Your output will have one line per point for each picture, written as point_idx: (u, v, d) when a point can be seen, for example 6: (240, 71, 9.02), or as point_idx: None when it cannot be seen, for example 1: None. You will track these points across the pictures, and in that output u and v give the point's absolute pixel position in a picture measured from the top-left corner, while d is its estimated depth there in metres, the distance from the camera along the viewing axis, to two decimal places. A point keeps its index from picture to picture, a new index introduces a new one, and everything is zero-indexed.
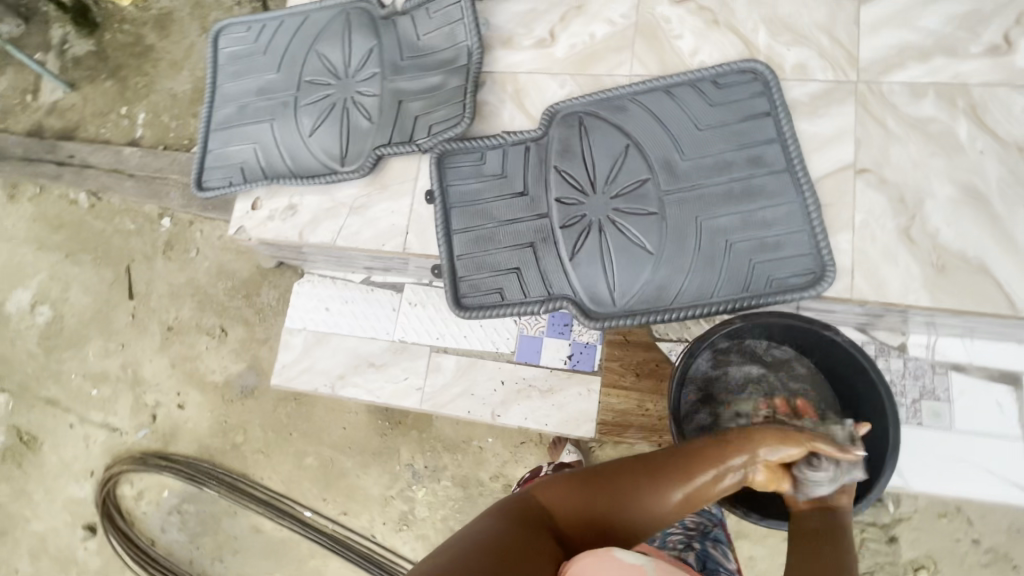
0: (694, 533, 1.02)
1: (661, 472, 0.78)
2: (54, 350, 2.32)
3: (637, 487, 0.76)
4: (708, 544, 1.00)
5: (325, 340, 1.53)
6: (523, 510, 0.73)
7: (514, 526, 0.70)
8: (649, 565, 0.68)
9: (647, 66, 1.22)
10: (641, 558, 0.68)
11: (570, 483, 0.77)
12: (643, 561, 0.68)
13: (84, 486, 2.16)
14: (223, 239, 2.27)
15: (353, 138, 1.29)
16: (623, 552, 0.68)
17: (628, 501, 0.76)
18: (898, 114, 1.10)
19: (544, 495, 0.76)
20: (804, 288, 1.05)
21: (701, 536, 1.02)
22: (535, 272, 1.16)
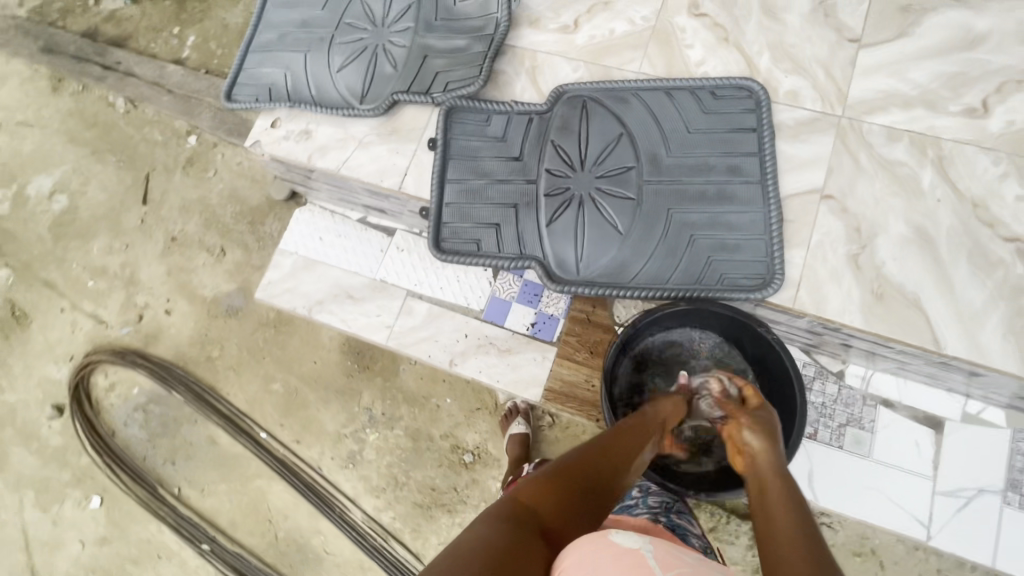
0: (658, 510, 1.09)
1: (609, 450, 0.87)
2: (62, 238, 2.43)
3: (600, 466, 0.83)
4: (673, 516, 1.08)
5: (313, 267, 1.62)
6: (509, 515, 0.69)
7: (511, 528, 0.66)
8: (644, 548, 0.65)
9: (656, 67, 1.32)
10: (636, 540, 0.65)
11: (548, 479, 0.76)
12: (639, 544, 0.64)
13: (61, 369, 2.25)
14: (242, 166, 2.38)
15: (376, 81, 1.39)
16: (620, 537, 0.65)
17: (595, 477, 0.81)
18: (872, 152, 1.19)
19: (527, 498, 0.72)
20: (750, 290, 1.14)
21: (665, 510, 1.09)
22: (513, 231, 1.26)
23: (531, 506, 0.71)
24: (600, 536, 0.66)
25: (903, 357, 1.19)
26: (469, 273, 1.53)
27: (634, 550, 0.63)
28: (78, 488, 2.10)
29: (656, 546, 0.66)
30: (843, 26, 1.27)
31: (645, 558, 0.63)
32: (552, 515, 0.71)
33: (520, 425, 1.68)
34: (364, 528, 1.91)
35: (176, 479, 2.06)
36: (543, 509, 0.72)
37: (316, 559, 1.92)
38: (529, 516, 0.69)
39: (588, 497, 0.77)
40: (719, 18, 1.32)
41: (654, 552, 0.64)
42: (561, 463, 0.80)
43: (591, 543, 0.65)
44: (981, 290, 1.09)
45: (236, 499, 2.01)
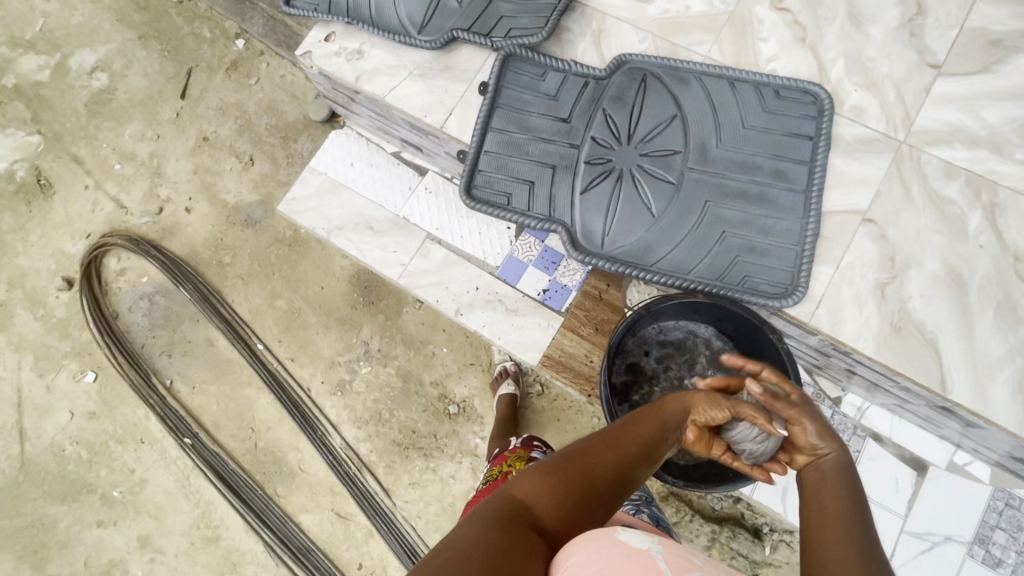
0: (639, 499, 1.12)
1: (620, 447, 0.80)
2: (97, 116, 2.42)
3: (605, 464, 0.77)
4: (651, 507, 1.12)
5: (338, 191, 1.62)
6: (503, 512, 0.70)
7: (504, 528, 0.67)
8: (653, 547, 0.65)
9: (724, 55, 1.28)
10: (644, 540, 0.66)
11: (545, 477, 0.74)
12: (647, 544, 0.65)
13: (76, 244, 2.28)
14: (284, 79, 2.35)
15: (439, 12, 1.33)
16: (629, 536, 0.66)
17: (596, 476, 0.76)
18: (925, 185, 1.16)
19: (522, 494, 0.73)
20: (769, 297, 1.13)
21: (644, 502, 1.13)
22: (546, 192, 1.24)
23: (525, 503, 0.71)
24: (609, 533, 0.67)
25: (902, 394, 1.19)
26: (492, 228, 1.52)
27: (643, 549, 0.64)
28: (75, 360, 2.16)
29: (666, 545, 0.66)
30: (926, 50, 1.22)
31: (654, 557, 0.63)
32: (545, 514, 0.71)
33: (509, 387, 1.70)
34: (340, 453, 1.96)
35: (170, 372, 2.11)
36: (537, 508, 0.71)
37: (289, 473, 1.98)
38: (524, 515, 0.69)
39: (585, 500, 0.73)
40: (801, 16, 1.27)
41: (664, 550, 0.64)
42: (561, 459, 0.76)
43: (597, 541, 0.65)
44: (1001, 344, 1.07)
45: (224, 402, 2.06)
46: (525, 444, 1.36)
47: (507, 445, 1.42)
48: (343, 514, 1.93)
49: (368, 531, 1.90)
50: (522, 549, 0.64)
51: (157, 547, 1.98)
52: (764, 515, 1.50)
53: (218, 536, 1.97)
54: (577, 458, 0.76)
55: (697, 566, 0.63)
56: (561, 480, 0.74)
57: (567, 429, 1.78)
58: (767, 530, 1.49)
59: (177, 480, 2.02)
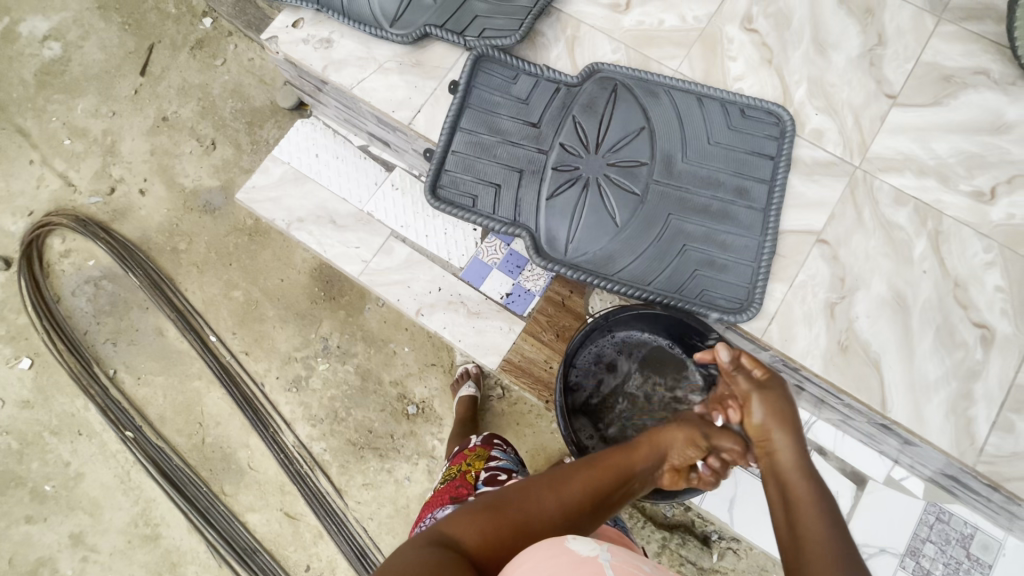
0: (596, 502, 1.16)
1: (566, 487, 0.81)
2: (48, 88, 2.29)
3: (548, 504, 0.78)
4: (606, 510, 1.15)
5: (302, 182, 1.57)
6: (433, 541, 0.70)
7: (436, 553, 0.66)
8: (602, 554, 0.64)
9: (694, 70, 1.30)
10: (593, 548, 0.64)
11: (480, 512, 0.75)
12: (596, 551, 0.63)
13: (16, 222, 2.14)
14: (252, 62, 2.27)
15: (412, 7, 1.31)
16: (578, 545, 0.65)
17: (535, 516, 0.76)
18: (876, 210, 1.20)
19: (455, 526, 0.72)
20: (725, 311, 1.14)
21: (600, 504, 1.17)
22: (511, 196, 1.23)
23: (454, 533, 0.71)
24: (557, 544, 0.65)
25: (846, 411, 1.22)
26: (458, 229, 1.51)
27: (592, 557, 0.62)
28: (9, 345, 2.03)
29: (614, 553, 0.65)
30: (884, 80, 1.27)
31: (602, 565, 0.61)
32: (476, 546, 0.70)
33: (470, 389, 1.68)
34: (293, 452, 1.90)
35: (114, 361, 2.01)
36: (468, 539, 0.71)
37: (238, 470, 1.91)
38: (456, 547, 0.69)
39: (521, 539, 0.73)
40: (769, 38, 1.30)
41: (613, 557, 0.63)
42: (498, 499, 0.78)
43: (546, 550, 0.64)
44: (939, 365, 1.12)
45: (171, 395, 1.97)
46: (485, 443, 1.32)
47: (467, 444, 1.37)
48: (292, 514, 1.87)
49: (318, 532, 1.85)
50: (448, 567, 0.64)
51: (90, 545, 1.88)
52: (713, 523, 1.52)
53: (158, 534, 1.89)
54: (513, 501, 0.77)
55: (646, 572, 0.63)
56: (494, 520, 0.74)
57: (525, 434, 1.78)
58: (715, 537, 1.52)
59: (116, 475, 1.92)
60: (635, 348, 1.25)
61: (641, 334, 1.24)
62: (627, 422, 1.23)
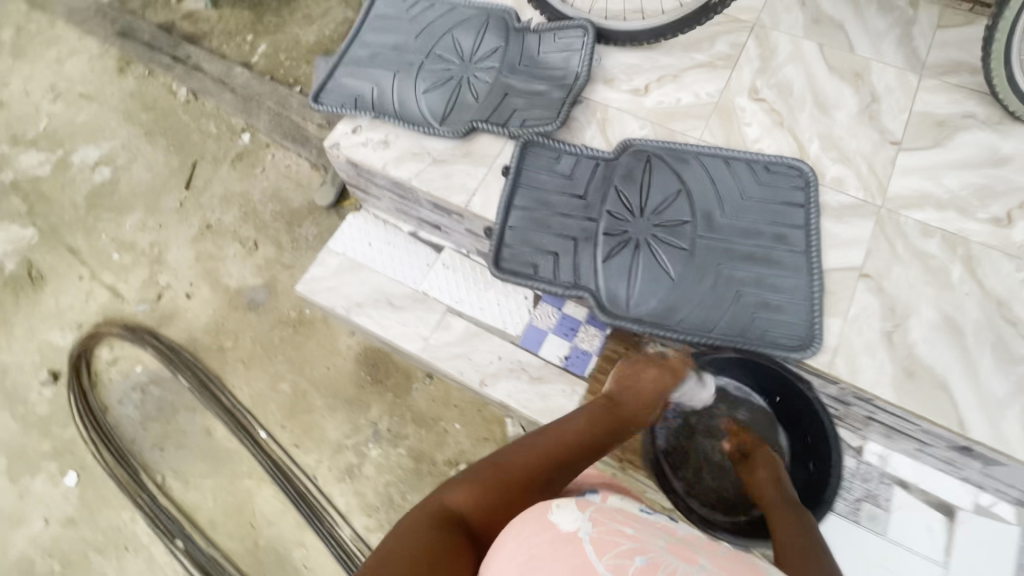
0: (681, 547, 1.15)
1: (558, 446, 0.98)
2: (97, 208, 2.45)
3: (544, 467, 0.94)
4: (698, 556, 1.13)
5: (357, 270, 1.66)
6: (437, 517, 0.80)
7: (441, 531, 0.76)
8: (583, 526, 0.67)
9: (716, 137, 1.44)
10: (575, 519, 0.68)
11: (483, 480, 0.87)
12: (577, 526, 0.67)
13: (66, 336, 2.21)
14: (289, 168, 2.46)
15: (457, 108, 1.51)
16: (561, 519, 0.67)
17: (533, 475, 0.92)
18: (908, 243, 1.30)
19: (454, 502, 0.83)
20: (789, 349, 1.19)
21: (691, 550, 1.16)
22: (570, 262, 1.32)
23: (455, 508, 0.82)
24: (542, 515, 0.69)
25: (920, 437, 1.25)
26: (511, 299, 1.58)
27: (570, 534, 0.66)
28: (55, 460, 2.01)
29: (597, 522, 0.68)
30: (885, 130, 1.42)
31: (581, 544, 0.65)
32: (474, 516, 0.82)
33: None
34: (350, 546, 1.84)
35: (161, 468, 1.99)
36: (470, 512, 0.82)
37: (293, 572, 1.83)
38: (457, 522, 0.80)
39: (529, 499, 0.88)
40: (776, 105, 1.47)
41: (594, 529, 0.67)
42: (499, 464, 0.91)
43: (530, 529, 0.68)
44: (1004, 381, 1.16)
45: (221, 497, 1.94)
46: None
47: None
48: None
49: None
50: (455, 541, 0.75)
51: None
52: None
53: None
54: (517, 465, 0.92)
55: (628, 539, 0.66)
56: (496, 485, 0.87)
57: None
58: None
59: None
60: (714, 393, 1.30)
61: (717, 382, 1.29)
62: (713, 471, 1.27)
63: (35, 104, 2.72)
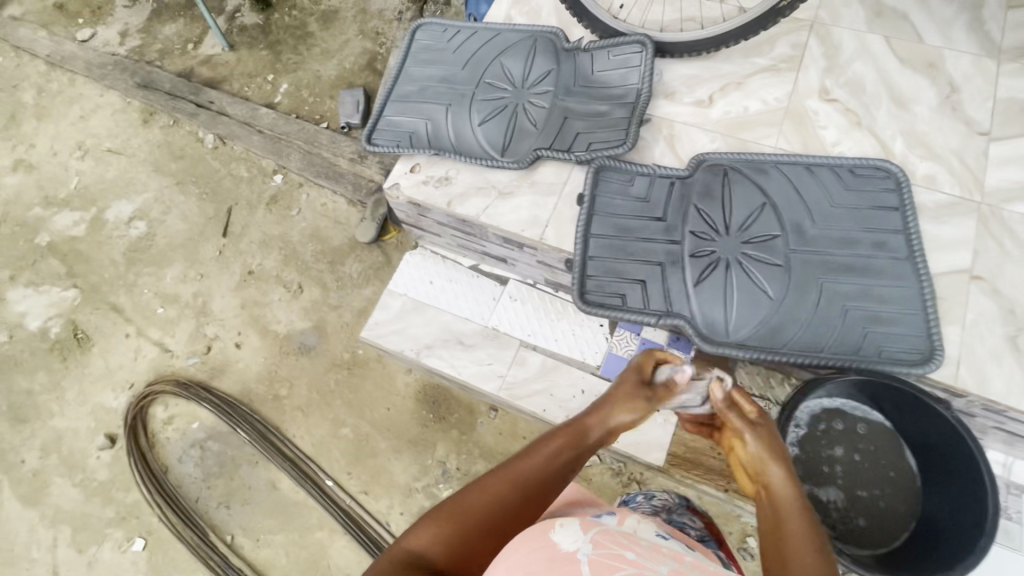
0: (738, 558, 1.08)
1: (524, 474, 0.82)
2: (136, 263, 2.43)
3: (512, 503, 0.78)
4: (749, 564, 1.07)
5: (422, 310, 1.62)
6: (399, 562, 0.70)
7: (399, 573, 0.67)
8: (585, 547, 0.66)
9: (792, 143, 1.39)
10: (575, 540, 0.67)
11: (444, 520, 0.74)
12: (576, 546, 0.66)
13: (118, 397, 2.17)
14: (325, 206, 2.43)
15: (518, 137, 1.46)
16: (562, 537, 0.67)
17: (497, 503, 0.77)
18: (1016, 238, 1.23)
19: (416, 544, 0.72)
20: (909, 365, 1.13)
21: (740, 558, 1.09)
22: (659, 288, 1.26)
23: (420, 551, 0.71)
24: (543, 533, 0.69)
25: None
26: (586, 327, 1.51)
27: (571, 554, 0.65)
28: (120, 527, 1.97)
29: (598, 544, 0.68)
30: (970, 120, 1.36)
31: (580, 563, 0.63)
32: (442, 559, 0.71)
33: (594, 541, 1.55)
34: None
35: (229, 526, 1.94)
36: (436, 553, 0.71)
37: None
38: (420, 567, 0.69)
39: (493, 537, 0.75)
40: (850, 104, 1.41)
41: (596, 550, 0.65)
42: (455, 500, 0.77)
43: (534, 548, 0.67)
44: None
45: (293, 552, 1.89)
46: None
47: None
48: None
49: None
50: None
51: None
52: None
53: None
54: (479, 500, 0.77)
55: (629, 564, 0.64)
56: (459, 524, 0.74)
57: None
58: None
59: None
60: (832, 414, 1.21)
61: (834, 403, 1.21)
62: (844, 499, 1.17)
63: (63, 163, 2.71)
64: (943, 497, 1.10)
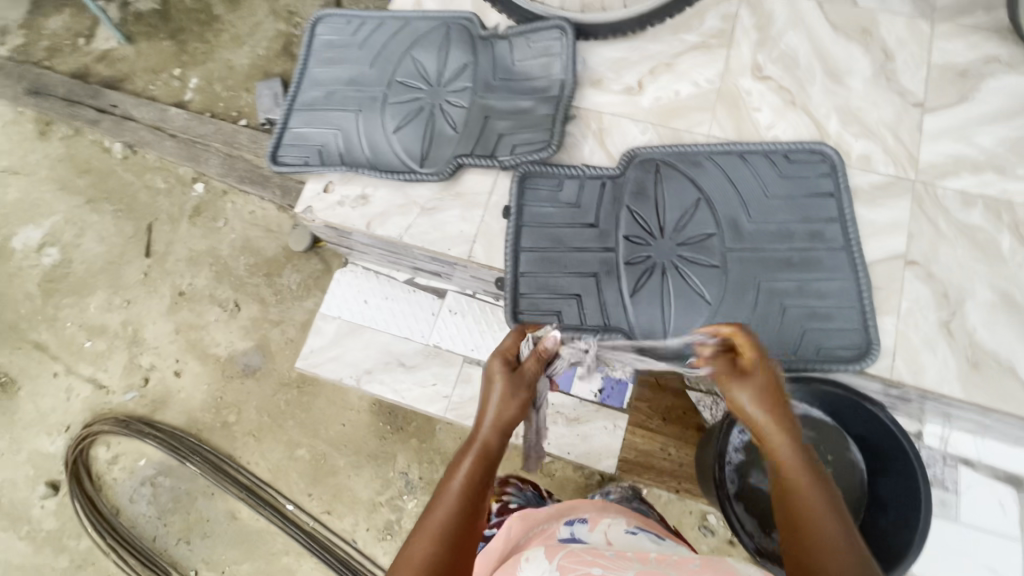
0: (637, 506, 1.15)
1: (439, 525, 0.70)
2: (54, 294, 2.24)
3: (444, 560, 0.67)
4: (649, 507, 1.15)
5: (358, 332, 1.53)
6: None
7: None
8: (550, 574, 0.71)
9: (725, 130, 1.31)
10: (542, 570, 0.72)
11: None
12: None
13: (55, 441, 2.06)
14: (254, 214, 2.26)
15: (436, 143, 1.34)
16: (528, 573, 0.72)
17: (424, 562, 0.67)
18: (948, 217, 1.20)
19: None
20: (847, 361, 1.11)
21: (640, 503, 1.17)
22: (595, 301, 1.20)
23: None
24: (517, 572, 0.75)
25: (986, 420, 1.19)
26: None
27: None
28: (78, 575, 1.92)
29: (563, 569, 0.71)
30: (906, 91, 1.30)
31: None
32: None
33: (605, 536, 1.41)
34: None
35: (192, 561, 1.90)
36: None
37: None
38: None
39: None
40: (784, 81, 1.33)
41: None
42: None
43: None
44: None
45: None
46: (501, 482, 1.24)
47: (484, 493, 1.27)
48: None
49: None
50: None
51: None
52: None
53: None
54: (406, 569, 0.66)
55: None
56: None
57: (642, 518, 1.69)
58: None
59: None
60: None
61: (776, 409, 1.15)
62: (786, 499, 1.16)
63: None
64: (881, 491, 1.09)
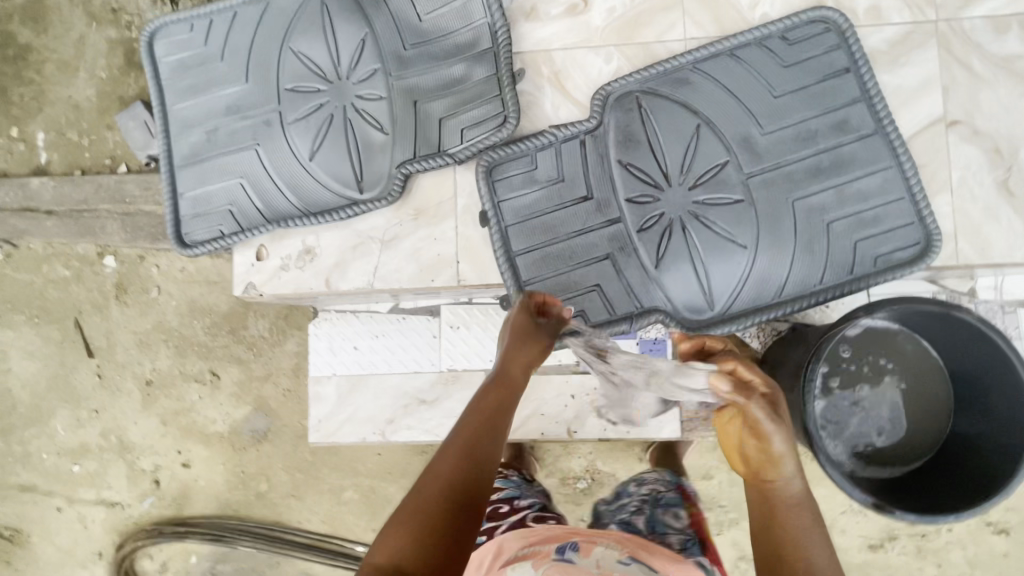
0: (643, 509, 1.11)
1: (464, 447, 0.72)
2: (14, 431, 1.99)
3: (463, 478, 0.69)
4: (659, 510, 1.10)
5: (362, 383, 1.35)
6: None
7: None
8: None
9: (703, 26, 1.06)
10: None
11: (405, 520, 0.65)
12: None
13: (97, 570, 1.94)
14: (187, 270, 1.94)
15: (368, 157, 1.07)
16: None
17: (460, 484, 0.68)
18: (984, 54, 1.01)
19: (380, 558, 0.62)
20: (910, 262, 0.98)
21: (653, 505, 1.12)
22: (619, 286, 1.03)
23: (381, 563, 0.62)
24: None
25: None
26: None
27: None
28: None
29: None
30: None
31: None
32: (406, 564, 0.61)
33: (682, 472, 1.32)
34: None
35: None
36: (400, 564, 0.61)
37: None
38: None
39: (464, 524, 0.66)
40: None
41: None
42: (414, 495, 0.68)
43: None
44: None
45: None
46: None
47: None
48: None
49: None
50: None
51: None
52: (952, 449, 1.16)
53: None
54: (433, 484, 0.68)
55: None
56: (423, 518, 0.65)
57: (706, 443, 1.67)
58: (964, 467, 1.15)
59: None
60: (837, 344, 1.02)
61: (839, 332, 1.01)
62: (874, 427, 1.03)
63: None
64: (975, 393, 0.97)
